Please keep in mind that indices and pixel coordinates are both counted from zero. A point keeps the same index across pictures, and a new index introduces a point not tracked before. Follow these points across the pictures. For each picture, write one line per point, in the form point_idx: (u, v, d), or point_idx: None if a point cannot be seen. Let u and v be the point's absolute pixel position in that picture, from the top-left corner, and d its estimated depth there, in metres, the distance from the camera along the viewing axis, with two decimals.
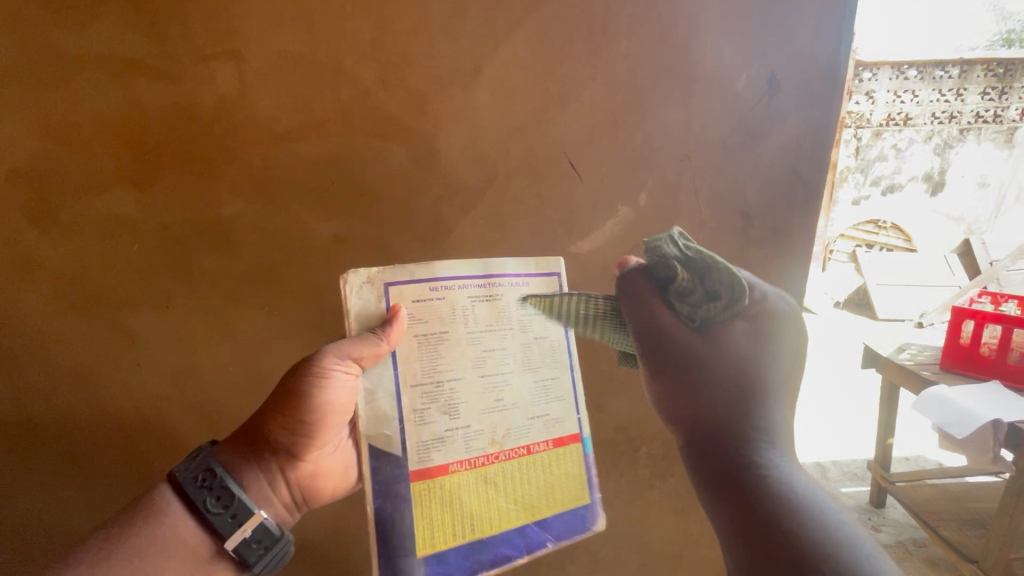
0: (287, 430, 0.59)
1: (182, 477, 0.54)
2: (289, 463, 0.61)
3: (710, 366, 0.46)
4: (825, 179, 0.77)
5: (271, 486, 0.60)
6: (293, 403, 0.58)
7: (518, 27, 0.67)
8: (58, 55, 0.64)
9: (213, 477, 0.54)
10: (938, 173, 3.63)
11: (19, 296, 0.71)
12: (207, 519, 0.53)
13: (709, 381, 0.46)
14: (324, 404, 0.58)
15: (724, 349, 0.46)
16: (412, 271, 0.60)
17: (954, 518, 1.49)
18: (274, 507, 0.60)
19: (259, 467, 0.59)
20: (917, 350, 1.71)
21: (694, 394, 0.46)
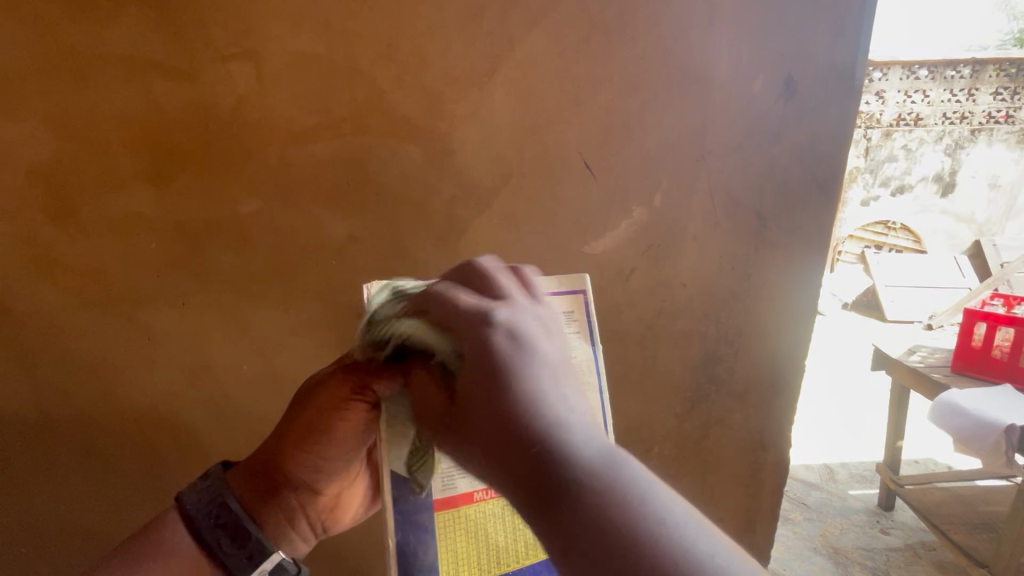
0: (306, 467, 0.54)
1: (194, 511, 0.51)
2: (307, 498, 0.55)
3: (511, 403, 0.33)
4: (840, 180, 0.76)
5: (290, 522, 0.55)
6: (312, 437, 0.53)
7: (534, 27, 0.67)
8: (77, 55, 0.65)
9: (227, 514, 0.51)
10: (950, 173, 3.57)
11: (37, 294, 0.72)
12: (221, 559, 0.50)
13: (524, 420, 0.32)
14: (339, 437, 0.54)
15: (556, 368, 0.35)
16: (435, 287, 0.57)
17: (964, 522, 1.48)
18: (294, 543, 0.56)
19: (278, 505, 0.54)
20: (927, 352, 1.70)
21: (484, 396, 0.34)
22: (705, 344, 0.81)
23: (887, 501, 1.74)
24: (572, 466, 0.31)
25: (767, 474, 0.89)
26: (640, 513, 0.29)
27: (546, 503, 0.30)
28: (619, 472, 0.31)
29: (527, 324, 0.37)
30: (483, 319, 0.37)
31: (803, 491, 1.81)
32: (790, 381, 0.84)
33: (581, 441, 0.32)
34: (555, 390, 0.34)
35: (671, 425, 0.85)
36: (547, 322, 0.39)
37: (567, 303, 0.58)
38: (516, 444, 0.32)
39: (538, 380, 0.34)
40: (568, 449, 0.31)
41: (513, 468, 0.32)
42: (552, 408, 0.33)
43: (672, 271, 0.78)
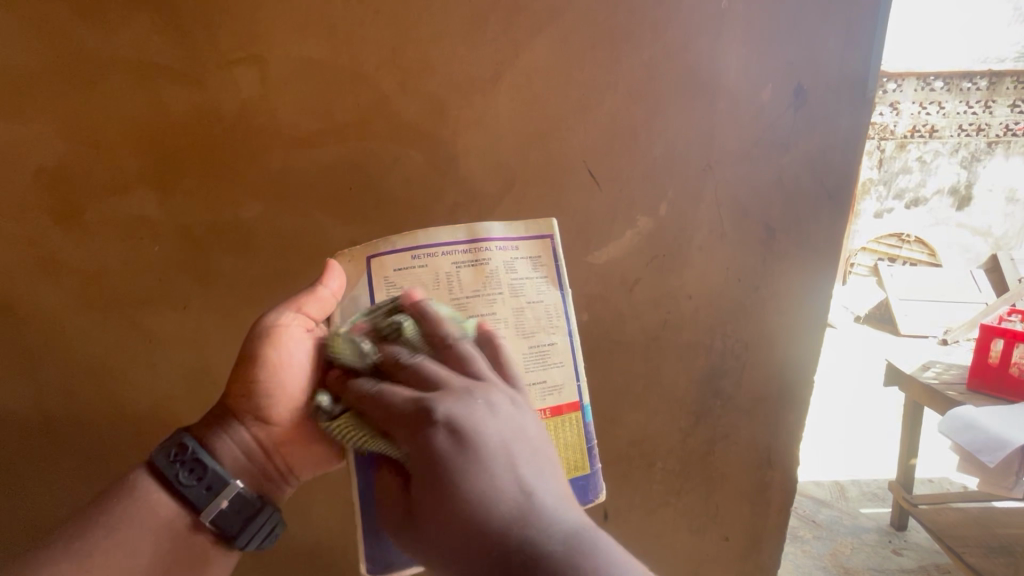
0: (247, 398, 0.56)
1: (154, 453, 0.54)
2: (259, 431, 0.57)
3: (461, 477, 0.39)
4: (853, 192, 0.74)
5: (250, 457, 0.57)
6: (249, 365, 0.55)
7: (540, 34, 0.67)
8: (84, 58, 0.65)
9: (184, 451, 0.54)
10: (966, 186, 3.50)
11: (42, 296, 0.72)
12: (181, 492, 0.53)
13: (479, 519, 0.37)
14: (276, 360, 0.55)
15: (506, 453, 0.41)
16: (394, 241, 0.59)
17: (979, 545, 1.42)
18: (257, 479, 0.58)
19: (231, 438, 0.56)
20: (942, 369, 1.66)
21: (443, 507, 0.38)
22: (711, 357, 0.80)
23: (899, 520, 1.69)
24: (537, 552, 0.35)
25: (774, 493, 0.87)
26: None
27: (513, 569, 0.35)
28: (587, 557, 0.35)
29: (467, 410, 0.42)
30: (440, 439, 0.40)
31: (812, 508, 1.77)
32: (799, 398, 0.82)
33: (542, 536, 0.36)
34: (499, 467, 0.40)
35: (676, 440, 0.83)
36: (516, 401, 0.46)
37: (534, 248, 0.62)
38: (479, 540, 0.37)
39: (479, 472, 0.39)
40: (531, 540, 0.36)
41: (469, 557, 0.37)
42: (509, 499, 0.38)
43: (678, 282, 0.76)
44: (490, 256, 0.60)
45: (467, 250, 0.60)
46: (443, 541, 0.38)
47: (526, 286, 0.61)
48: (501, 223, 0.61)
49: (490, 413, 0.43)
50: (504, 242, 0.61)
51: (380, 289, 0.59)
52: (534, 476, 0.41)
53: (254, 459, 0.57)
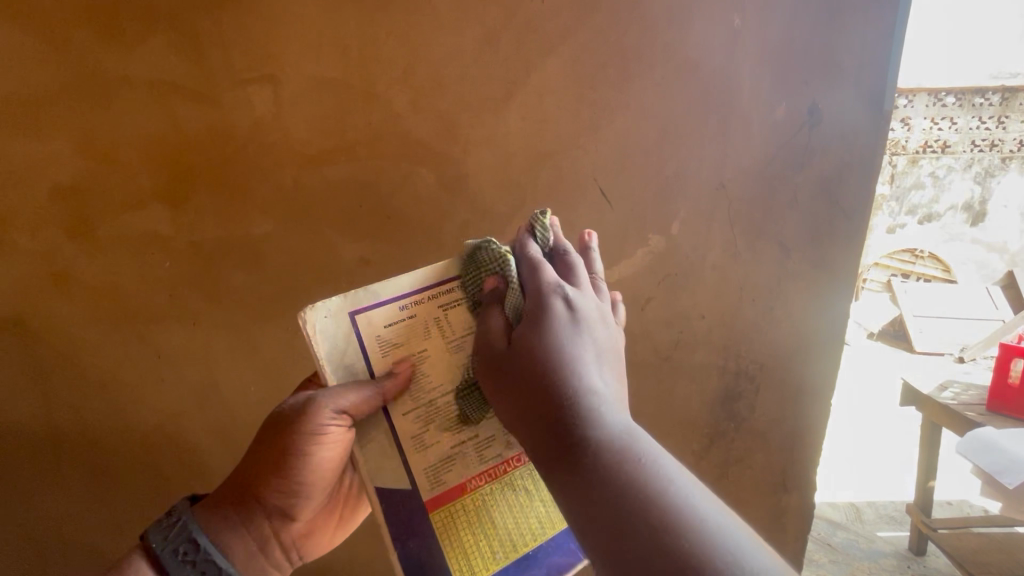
0: (282, 493, 0.56)
1: (161, 552, 0.49)
2: (280, 522, 0.57)
3: (549, 354, 0.42)
4: (869, 211, 0.73)
5: (263, 551, 0.56)
6: (286, 464, 0.54)
7: (550, 53, 0.67)
8: (102, 77, 0.66)
9: (196, 550, 0.50)
10: (980, 201, 2.97)
11: (53, 311, 0.73)
12: None
13: (552, 389, 0.40)
14: (318, 463, 0.54)
15: (600, 351, 0.45)
16: (375, 291, 0.52)
17: (1004, 573, 1.37)
18: (269, 570, 0.57)
19: (249, 534, 0.55)
20: (960, 389, 1.62)
21: (533, 382, 0.41)
22: (724, 378, 0.78)
23: (919, 545, 1.65)
24: (580, 419, 0.39)
25: (789, 519, 0.84)
26: (637, 473, 0.35)
27: (565, 448, 0.38)
28: (633, 449, 0.37)
29: (587, 319, 0.45)
30: (552, 324, 0.44)
31: (827, 531, 1.72)
32: (815, 421, 0.80)
33: (602, 422, 0.38)
34: (575, 355, 0.42)
35: (687, 463, 0.81)
36: (606, 321, 0.48)
37: None
38: (541, 403, 0.40)
39: (570, 344, 0.43)
40: (574, 402, 0.39)
41: (544, 422, 0.40)
42: (582, 381, 0.41)
43: (690, 302, 0.75)
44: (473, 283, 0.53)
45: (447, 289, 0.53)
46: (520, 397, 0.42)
47: None
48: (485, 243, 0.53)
49: (580, 332, 0.44)
50: None
51: (372, 348, 0.52)
52: (591, 356, 0.43)
53: (268, 551, 0.57)
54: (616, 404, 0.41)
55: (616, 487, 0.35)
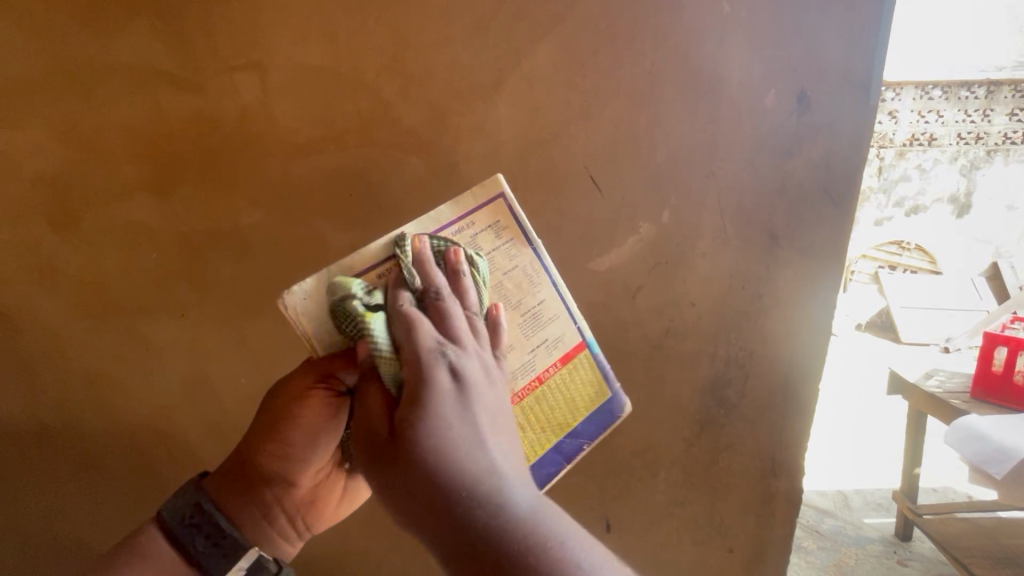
0: (281, 459, 0.56)
1: (168, 517, 0.53)
2: (282, 492, 0.58)
3: (433, 439, 0.38)
4: (857, 198, 0.73)
5: (268, 520, 0.58)
6: (280, 425, 0.56)
7: (541, 40, 0.67)
8: (84, 64, 0.65)
9: (199, 513, 0.53)
10: (967, 194, 2.78)
11: (38, 303, 0.72)
12: (194, 557, 0.52)
13: (438, 457, 0.37)
14: (313, 422, 0.56)
15: (492, 415, 0.42)
16: (353, 261, 0.53)
17: (987, 556, 1.39)
18: (275, 537, 0.59)
19: (251, 501, 0.56)
20: (945, 377, 1.64)
21: (424, 446, 0.38)
22: (714, 365, 0.79)
23: (904, 531, 1.69)
24: (461, 489, 0.36)
25: (779, 504, 0.85)
26: (537, 553, 0.33)
27: (441, 518, 0.35)
28: (537, 525, 0.35)
29: (453, 376, 0.41)
30: (437, 366, 0.42)
31: (815, 518, 1.76)
32: (804, 407, 0.81)
33: (496, 501, 0.35)
34: (461, 420, 0.39)
35: (679, 450, 0.82)
36: (487, 377, 0.44)
37: (489, 215, 0.59)
38: (418, 472, 0.37)
39: (450, 405, 0.40)
40: (464, 471, 0.37)
41: (425, 489, 0.36)
42: (478, 460, 0.37)
43: (681, 289, 0.75)
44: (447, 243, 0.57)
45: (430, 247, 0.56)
46: (416, 478, 0.37)
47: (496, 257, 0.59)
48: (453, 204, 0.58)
49: (479, 386, 0.43)
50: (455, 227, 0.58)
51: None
52: (487, 432, 0.40)
53: (273, 519, 0.58)
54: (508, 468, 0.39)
55: (514, 568, 0.32)
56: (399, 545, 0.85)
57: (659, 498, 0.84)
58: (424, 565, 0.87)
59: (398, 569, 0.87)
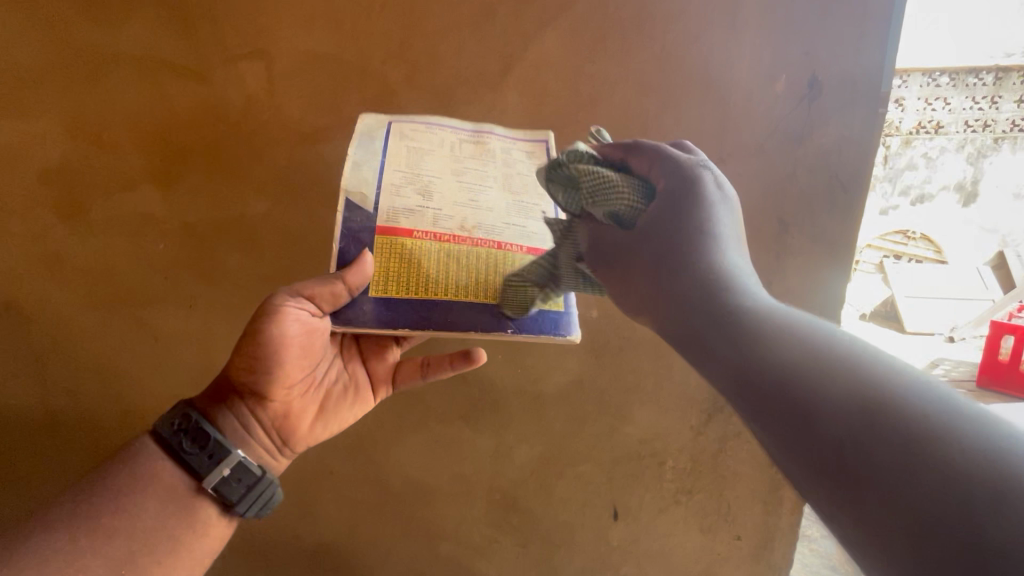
0: (250, 368, 0.43)
1: (148, 413, 0.42)
2: (267, 401, 0.45)
3: (698, 264, 0.32)
4: (866, 186, 0.72)
5: (254, 434, 0.45)
6: (247, 338, 0.42)
7: (545, 28, 0.68)
8: (100, 56, 0.67)
9: (188, 419, 0.42)
10: None
11: (47, 294, 0.72)
12: (184, 461, 0.41)
13: (687, 253, 0.33)
14: (285, 340, 0.43)
15: (722, 223, 0.35)
16: (414, 117, 0.59)
17: (993, 543, 1.38)
18: (267, 454, 0.46)
19: (233, 411, 0.44)
20: (951, 365, 1.63)
21: (651, 232, 0.36)
22: None
23: None
24: (716, 283, 0.31)
25: (786, 491, 0.85)
26: (830, 358, 0.23)
27: (704, 322, 0.29)
28: (794, 326, 0.26)
29: (715, 184, 0.37)
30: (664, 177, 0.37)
31: None
32: None
33: (736, 300, 0.29)
34: (709, 206, 0.35)
35: (686, 439, 0.82)
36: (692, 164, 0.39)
37: (530, 148, 0.60)
38: (660, 249, 0.35)
39: (711, 207, 0.35)
40: (715, 262, 0.32)
41: (665, 289, 0.33)
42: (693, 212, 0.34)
43: None
44: (491, 137, 0.59)
45: (469, 134, 0.58)
46: (645, 280, 0.35)
47: (518, 164, 0.57)
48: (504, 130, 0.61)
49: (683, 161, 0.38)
50: (506, 134, 0.60)
51: (393, 135, 0.55)
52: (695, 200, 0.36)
53: (258, 429, 0.45)
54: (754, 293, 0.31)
55: (807, 395, 0.22)
56: (405, 535, 0.85)
57: (668, 487, 0.83)
58: None
59: None
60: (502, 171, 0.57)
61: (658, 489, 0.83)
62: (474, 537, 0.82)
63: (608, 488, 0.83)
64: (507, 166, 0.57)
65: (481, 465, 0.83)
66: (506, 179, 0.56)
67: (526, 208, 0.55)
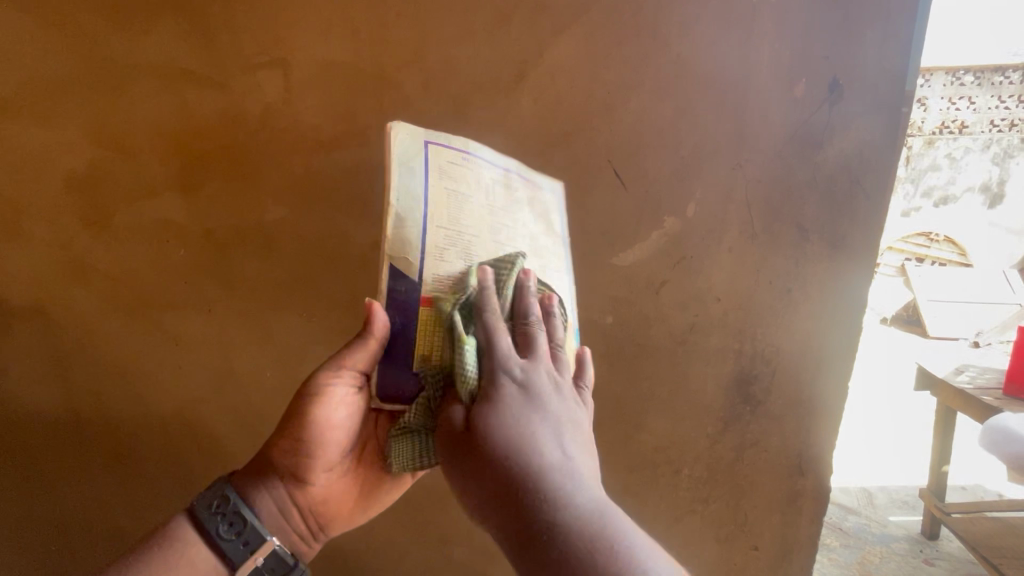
0: (290, 454, 0.54)
1: (199, 511, 0.51)
2: (296, 487, 0.54)
3: (507, 429, 0.39)
4: (890, 190, 0.71)
5: (284, 514, 0.54)
6: (297, 426, 0.53)
7: (561, 33, 0.67)
8: (118, 66, 0.67)
9: (227, 503, 0.52)
10: (999, 182, 2.63)
11: (72, 298, 0.74)
12: (218, 545, 0.50)
13: (512, 457, 0.38)
14: (329, 423, 0.53)
15: (560, 423, 0.41)
16: (453, 140, 0.57)
17: (1017, 556, 1.34)
18: (287, 533, 0.54)
19: (269, 490, 0.54)
20: (977, 372, 1.58)
21: (500, 420, 0.40)
22: (740, 361, 0.77)
23: (931, 529, 1.65)
24: (538, 488, 0.36)
25: (805, 502, 0.83)
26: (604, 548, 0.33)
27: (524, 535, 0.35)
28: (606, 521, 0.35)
29: (546, 381, 0.43)
30: (511, 395, 0.41)
31: (839, 515, 1.72)
32: (831, 403, 0.78)
33: (574, 496, 0.36)
34: (548, 435, 0.39)
35: (702, 447, 0.80)
36: (561, 389, 0.44)
37: (548, 191, 0.65)
38: (500, 477, 0.37)
39: (533, 424, 0.40)
40: (557, 484, 0.36)
41: (500, 488, 0.37)
42: (551, 451, 0.38)
43: (706, 284, 0.74)
44: (523, 183, 0.61)
45: (503, 176, 0.59)
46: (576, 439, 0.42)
47: (547, 216, 0.62)
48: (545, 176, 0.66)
49: (543, 392, 0.42)
50: (533, 179, 0.64)
51: (433, 172, 0.54)
52: (564, 443, 0.40)
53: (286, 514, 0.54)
54: (585, 476, 0.38)
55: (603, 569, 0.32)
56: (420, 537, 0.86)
57: (683, 495, 0.82)
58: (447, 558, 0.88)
59: (420, 560, 0.87)
60: (530, 229, 0.58)
61: (673, 497, 0.82)
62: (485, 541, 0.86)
63: (622, 496, 0.82)
64: (539, 218, 0.61)
65: None
66: (535, 244, 0.58)
67: (557, 277, 0.58)
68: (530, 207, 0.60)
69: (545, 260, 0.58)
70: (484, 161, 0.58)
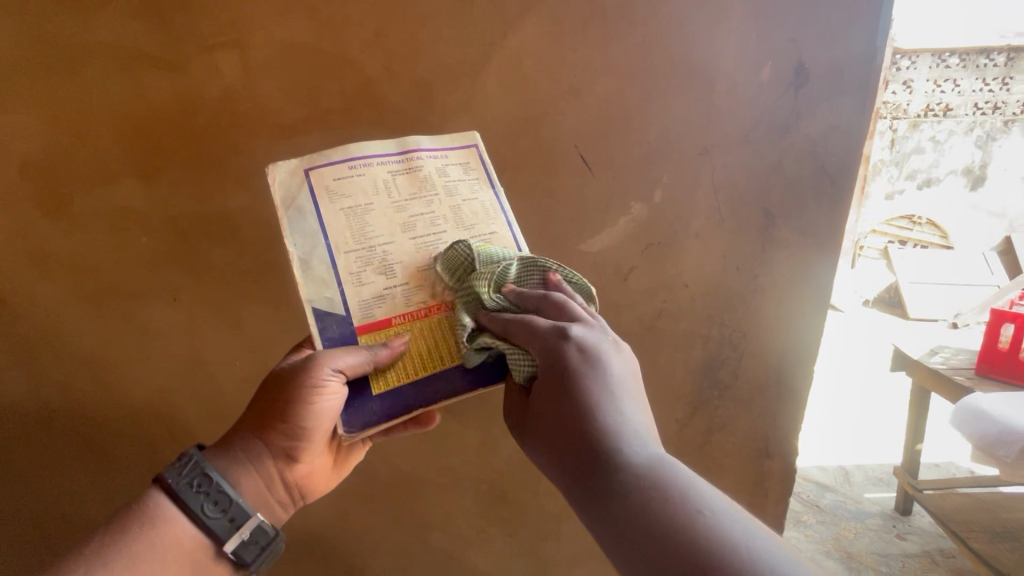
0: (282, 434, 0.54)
1: (176, 485, 0.49)
2: (282, 462, 0.56)
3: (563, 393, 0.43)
4: (854, 177, 0.71)
5: (267, 488, 0.56)
6: (290, 411, 0.53)
7: (527, 13, 0.65)
8: (67, 46, 0.65)
9: (209, 482, 0.51)
10: (980, 165, 2.66)
11: (30, 287, 0.72)
12: (204, 522, 0.49)
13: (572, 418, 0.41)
14: (323, 413, 0.53)
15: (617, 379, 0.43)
16: (330, 155, 0.56)
17: (984, 530, 1.38)
18: (267, 505, 0.56)
19: (254, 466, 0.54)
20: (950, 353, 1.61)
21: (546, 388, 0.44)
22: (708, 347, 0.77)
23: (904, 505, 1.70)
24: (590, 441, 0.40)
25: (772, 484, 0.84)
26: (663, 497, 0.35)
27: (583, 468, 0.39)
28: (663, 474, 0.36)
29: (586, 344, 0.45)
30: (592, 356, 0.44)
31: (816, 493, 1.76)
32: (799, 388, 0.79)
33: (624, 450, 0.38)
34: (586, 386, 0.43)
35: (672, 431, 0.81)
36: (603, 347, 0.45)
37: (460, 156, 0.61)
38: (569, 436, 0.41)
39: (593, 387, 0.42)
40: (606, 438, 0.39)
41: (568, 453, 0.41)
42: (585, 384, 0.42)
43: (675, 270, 0.74)
44: (423, 162, 0.59)
45: (399, 163, 0.58)
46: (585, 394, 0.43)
47: (460, 187, 0.59)
48: (455, 141, 0.61)
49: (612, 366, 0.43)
50: (434, 149, 0.60)
51: (322, 198, 0.55)
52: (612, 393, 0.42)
53: (270, 487, 0.56)
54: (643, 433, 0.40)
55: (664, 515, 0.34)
56: (396, 522, 0.87)
57: None
58: (421, 543, 0.88)
59: (396, 545, 0.88)
60: (448, 206, 0.57)
61: None
62: (459, 527, 0.87)
63: None
64: (450, 192, 0.58)
65: (467, 456, 0.84)
66: (455, 217, 0.57)
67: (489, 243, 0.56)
68: (444, 180, 0.58)
69: (483, 228, 0.57)
70: (372, 155, 0.58)
